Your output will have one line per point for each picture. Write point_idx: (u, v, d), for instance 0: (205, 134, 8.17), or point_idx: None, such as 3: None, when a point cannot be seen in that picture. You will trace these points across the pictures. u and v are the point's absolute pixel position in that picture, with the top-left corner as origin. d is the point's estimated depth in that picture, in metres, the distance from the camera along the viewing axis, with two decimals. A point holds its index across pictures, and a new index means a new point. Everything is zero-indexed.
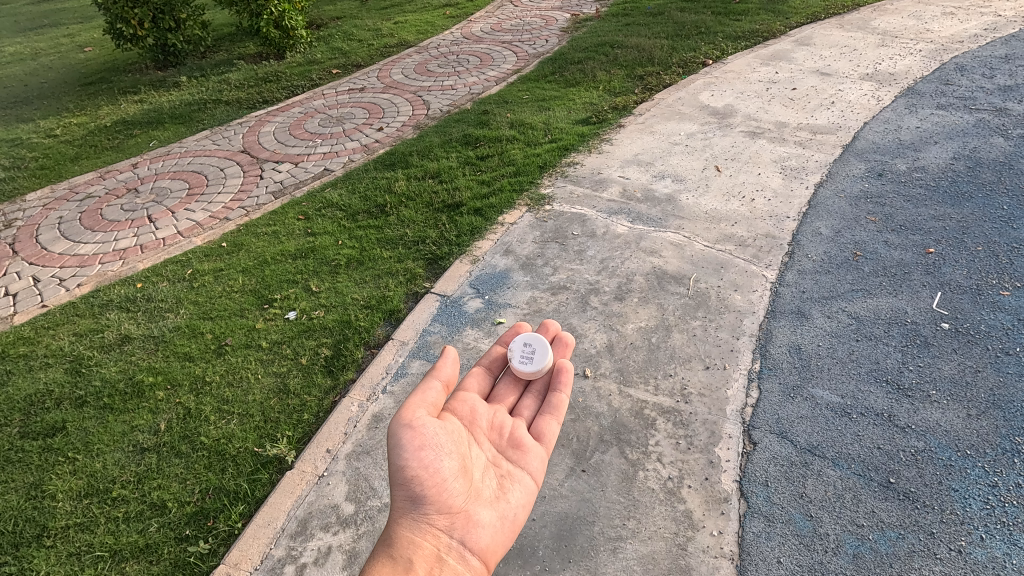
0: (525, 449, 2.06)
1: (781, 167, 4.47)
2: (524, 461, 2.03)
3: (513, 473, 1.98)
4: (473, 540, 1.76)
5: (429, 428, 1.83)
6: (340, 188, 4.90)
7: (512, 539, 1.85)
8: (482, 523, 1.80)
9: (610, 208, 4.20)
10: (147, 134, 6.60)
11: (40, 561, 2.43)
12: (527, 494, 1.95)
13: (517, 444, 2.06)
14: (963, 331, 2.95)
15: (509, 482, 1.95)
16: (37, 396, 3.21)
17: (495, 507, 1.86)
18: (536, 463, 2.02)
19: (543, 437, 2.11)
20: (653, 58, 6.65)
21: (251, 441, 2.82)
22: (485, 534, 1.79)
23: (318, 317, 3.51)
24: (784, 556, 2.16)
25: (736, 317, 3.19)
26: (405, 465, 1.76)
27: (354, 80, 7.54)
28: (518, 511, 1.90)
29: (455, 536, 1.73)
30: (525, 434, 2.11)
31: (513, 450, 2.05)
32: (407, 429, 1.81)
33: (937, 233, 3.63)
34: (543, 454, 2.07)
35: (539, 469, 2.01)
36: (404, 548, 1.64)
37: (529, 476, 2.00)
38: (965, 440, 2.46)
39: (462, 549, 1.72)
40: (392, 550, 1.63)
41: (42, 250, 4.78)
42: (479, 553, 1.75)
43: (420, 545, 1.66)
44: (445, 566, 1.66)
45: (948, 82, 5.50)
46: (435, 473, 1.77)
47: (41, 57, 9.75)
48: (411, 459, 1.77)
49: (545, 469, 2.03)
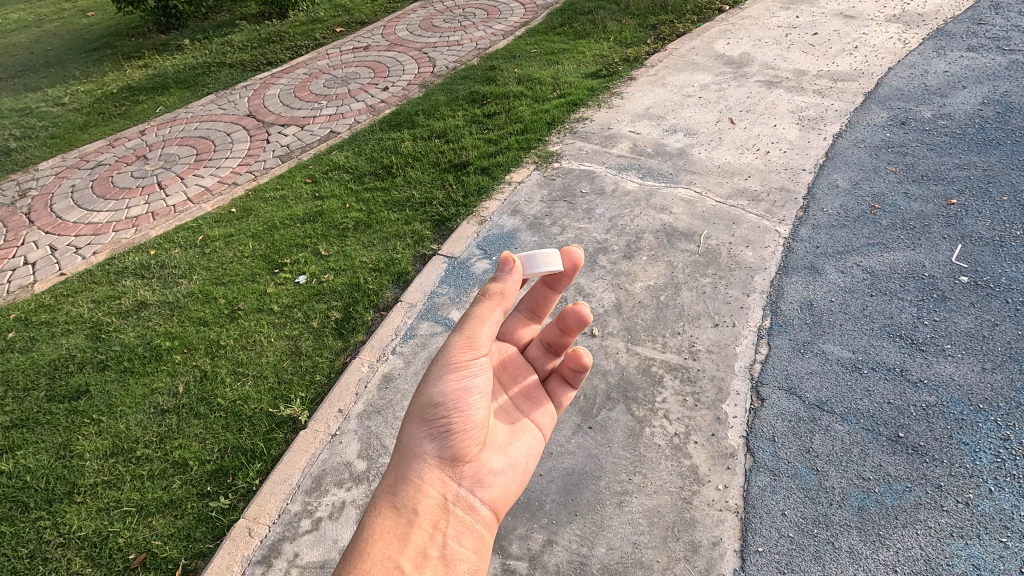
0: (537, 403, 2.05)
1: (799, 118, 4.31)
2: (533, 413, 2.02)
3: (521, 424, 1.95)
4: (484, 490, 1.71)
5: (476, 371, 1.75)
6: (347, 151, 4.85)
7: (519, 490, 1.85)
8: (494, 471, 1.77)
9: (619, 163, 4.11)
10: (152, 100, 6.55)
11: (72, 516, 2.55)
12: (536, 444, 1.96)
13: (528, 395, 2.04)
14: (982, 284, 2.87)
15: (519, 430, 1.94)
16: (60, 360, 3.31)
17: (506, 455, 1.84)
18: (544, 419, 2.02)
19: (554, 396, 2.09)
20: (667, 5, 6.35)
21: (266, 402, 2.89)
22: (497, 484, 1.76)
23: (328, 281, 3.54)
24: (789, 509, 2.18)
25: (746, 274, 3.14)
26: (429, 405, 1.67)
27: (358, 38, 7.34)
28: (528, 460, 1.90)
29: (464, 486, 1.68)
30: (536, 388, 2.07)
31: (526, 403, 2.03)
32: (448, 368, 1.71)
33: (960, 183, 3.49)
34: (553, 411, 2.08)
35: (548, 423, 2.02)
36: (410, 497, 1.57)
37: (540, 428, 2.00)
38: (977, 394, 2.43)
39: (471, 499, 1.67)
40: (394, 501, 1.55)
41: (57, 219, 4.83)
42: (489, 504, 1.72)
43: (428, 495, 1.59)
44: (453, 518, 1.60)
45: (980, 22, 5.19)
46: (465, 419, 1.71)
47: (45, 24, 9.65)
48: (443, 401, 1.68)
49: (553, 425, 2.05)
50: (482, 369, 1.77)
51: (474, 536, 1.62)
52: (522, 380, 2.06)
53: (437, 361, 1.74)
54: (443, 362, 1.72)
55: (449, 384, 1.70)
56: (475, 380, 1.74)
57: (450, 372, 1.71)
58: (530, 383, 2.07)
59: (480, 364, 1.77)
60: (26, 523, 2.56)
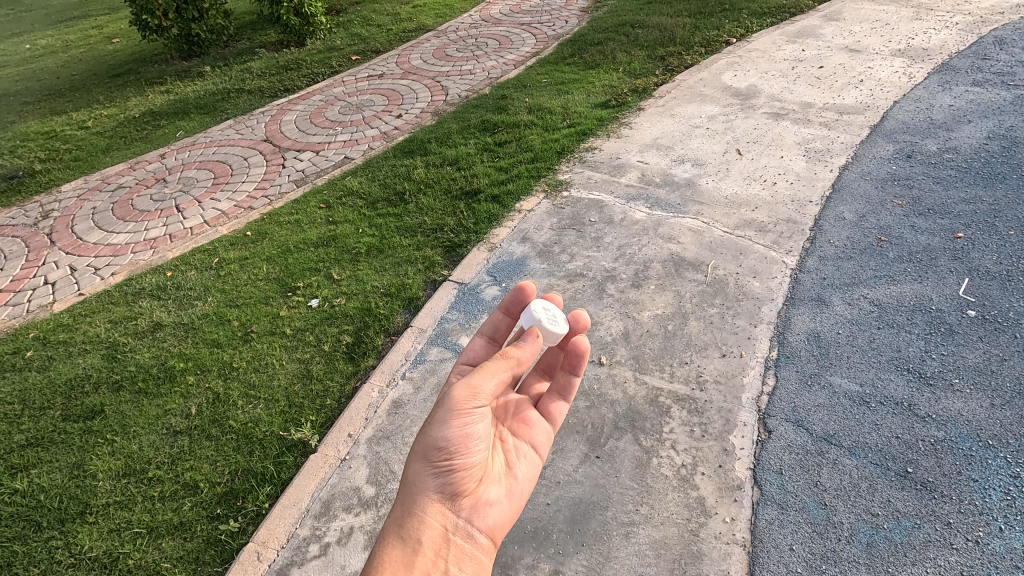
0: (531, 424, 2.09)
1: (805, 150, 4.37)
2: (529, 435, 2.05)
3: (519, 448, 1.99)
4: (482, 518, 1.74)
5: (476, 416, 1.77)
6: (361, 176, 4.96)
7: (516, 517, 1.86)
8: (493, 500, 1.79)
9: (628, 193, 4.18)
10: (173, 124, 6.75)
11: (84, 537, 2.58)
12: (533, 468, 1.98)
13: (522, 416, 2.09)
14: (990, 318, 2.88)
15: (516, 458, 1.96)
16: (76, 380, 3.37)
17: (504, 484, 1.86)
18: (541, 437, 2.06)
19: (550, 415, 2.15)
20: (675, 37, 6.51)
21: (277, 425, 2.93)
22: (495, 513, 1.78)
23: (340, 305, 3.60)
24: (797, 543, 2.18)
25: (754, 305, 3.17)
26: (433, 447, 1.70)
27: (373, 66, 7.56)
28: (524, 486, 1.91)
29: (463, 516, 1.71)
30: (531, 410, 2.13)
31: (519, 423, 2.07)
32: (450, 413, 1.73)
33: (967, 216, 3.52)
34: (549, 430, 2.12)
35: (545, 443, 2.06)
36: (414, 528, 1.62)
37: (536, 451, 2.02)
38: (986, 430, 2.43)
39: (469, 528, 1.70)
40: (400, 532, 1.61)
41: (77, 239, 4.96)
42: (487, 531, 1.74)
43: (430, 525, 1.64)
44: (453, 546, 1.64)
45: (985, 57, 5.27)
46: (463, 457, 1.73)
47: (72, 50, 10.00)
48: (444, 443, 1.71)
49: (549, 444, 2.08)
50: (481, 415, 1.79)
51: (474, 562, 1.66)
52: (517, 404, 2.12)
53: (443, 405, 1.76)
54: (449, 407, 1.74)
55: (451, 429, 1.72)
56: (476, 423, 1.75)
57: (452, 415, 1.74)
58: (523, 407, 2.12)
59: (481, 411, 1.79)
60: (38, 542, 2.60)
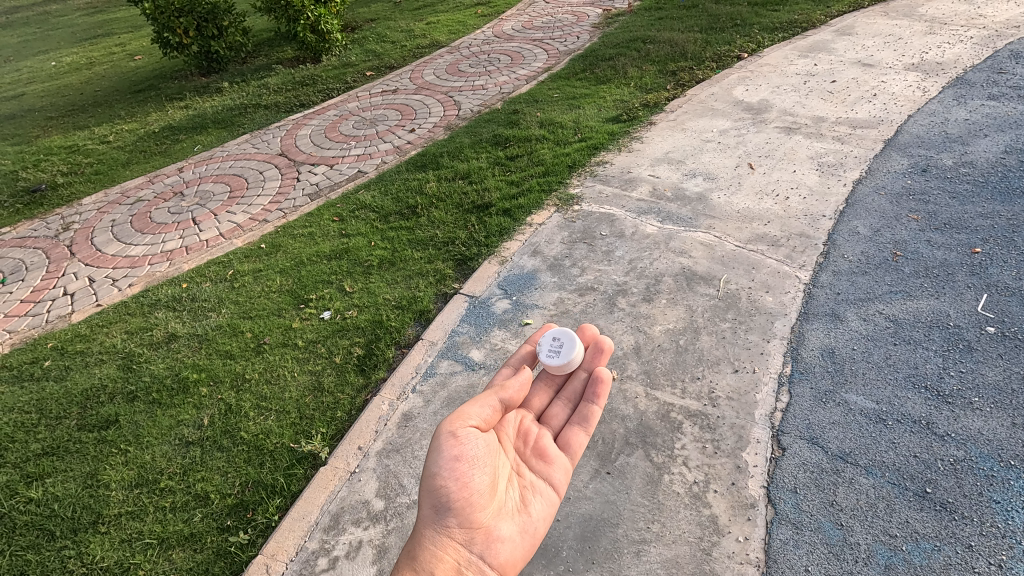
0: (549, 460, 2.05)
1: (818, 164, 4.35)
2: (546, 471, 2.02)
3: (535, 485, 1.97)
4: (493, 555, 1.75)
5: (469, 442, 1.80)
6: (373, 190, 5.01)
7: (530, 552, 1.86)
8: (503, 537, 1.80)
9: (638, 207, 4.18)
10: (191, 139, 6.89)
11: (96, 546, 2.60)
12: (549, 506, 1.95)
13: (541, 452, 2.05)
14: (1010, 335, 2.83)
15: (531, 494, 1.94)
16: (92, 390, 3.42)
17: (517, 520, 1.86)
18: (559, 475, 2.02)
19: (569, 448, 2.10)
20: (687, 53, 6.53)
21: (287, 437, 2.94)
22: (506, 549, 1.79)
23: (351, 317, 3.62)
24: (812, 564, 2.13)
25: (767, 319, 3.14)
26: (434, 475, 1.74)
27: (387, 82, 7.67)
28: (540, 524, 1.90)
29: (474, 551, 1.73)
30: (551, 443, 2.09)
31: (536, 459, 2.03)
32: (444, 440, 1.78)
33: (984, 231, 3.48)
34: (568, 465, 2.07)
35: (562, 480, 2.01)
36: (426, 561, 1.65)
37: (552, 487, 1.99)
38: (1009, 450, 2.37)
39: (480, 564, 1.72)
40: (414, 565, 1.63)
41: (96, 252, 5.05)
42: (498, 567, 1.75)
43: (442, 560, 1.66)
44: None
45: (1001, 70, 5.23)
46: (467, 488, 1.75)
47: (95, 66, 10.27)
48: (442, 471, 1.74)
49: (567, 482, 2.03)
50: (474, 438, 1.82)
51: None
52: (536, 437, 2.09)
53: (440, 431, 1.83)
54: (444, 432, 1.81)
55: (447, 455, 1.76)
56: (467, 449, 1.79)
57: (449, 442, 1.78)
58: (543, 441, 2.08)
59: (470, 433, 1.82)
60: (51, 552, 2.61)
